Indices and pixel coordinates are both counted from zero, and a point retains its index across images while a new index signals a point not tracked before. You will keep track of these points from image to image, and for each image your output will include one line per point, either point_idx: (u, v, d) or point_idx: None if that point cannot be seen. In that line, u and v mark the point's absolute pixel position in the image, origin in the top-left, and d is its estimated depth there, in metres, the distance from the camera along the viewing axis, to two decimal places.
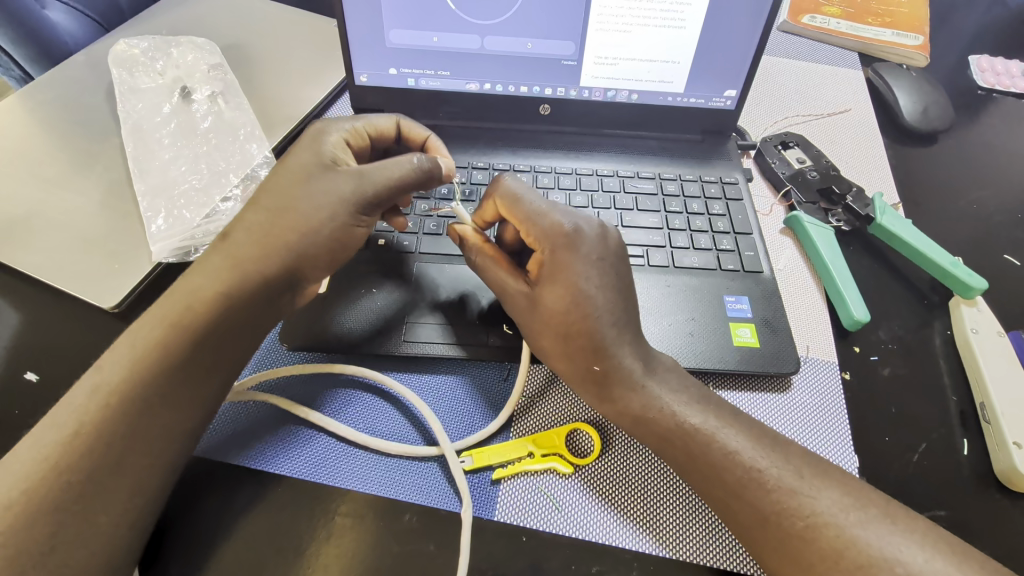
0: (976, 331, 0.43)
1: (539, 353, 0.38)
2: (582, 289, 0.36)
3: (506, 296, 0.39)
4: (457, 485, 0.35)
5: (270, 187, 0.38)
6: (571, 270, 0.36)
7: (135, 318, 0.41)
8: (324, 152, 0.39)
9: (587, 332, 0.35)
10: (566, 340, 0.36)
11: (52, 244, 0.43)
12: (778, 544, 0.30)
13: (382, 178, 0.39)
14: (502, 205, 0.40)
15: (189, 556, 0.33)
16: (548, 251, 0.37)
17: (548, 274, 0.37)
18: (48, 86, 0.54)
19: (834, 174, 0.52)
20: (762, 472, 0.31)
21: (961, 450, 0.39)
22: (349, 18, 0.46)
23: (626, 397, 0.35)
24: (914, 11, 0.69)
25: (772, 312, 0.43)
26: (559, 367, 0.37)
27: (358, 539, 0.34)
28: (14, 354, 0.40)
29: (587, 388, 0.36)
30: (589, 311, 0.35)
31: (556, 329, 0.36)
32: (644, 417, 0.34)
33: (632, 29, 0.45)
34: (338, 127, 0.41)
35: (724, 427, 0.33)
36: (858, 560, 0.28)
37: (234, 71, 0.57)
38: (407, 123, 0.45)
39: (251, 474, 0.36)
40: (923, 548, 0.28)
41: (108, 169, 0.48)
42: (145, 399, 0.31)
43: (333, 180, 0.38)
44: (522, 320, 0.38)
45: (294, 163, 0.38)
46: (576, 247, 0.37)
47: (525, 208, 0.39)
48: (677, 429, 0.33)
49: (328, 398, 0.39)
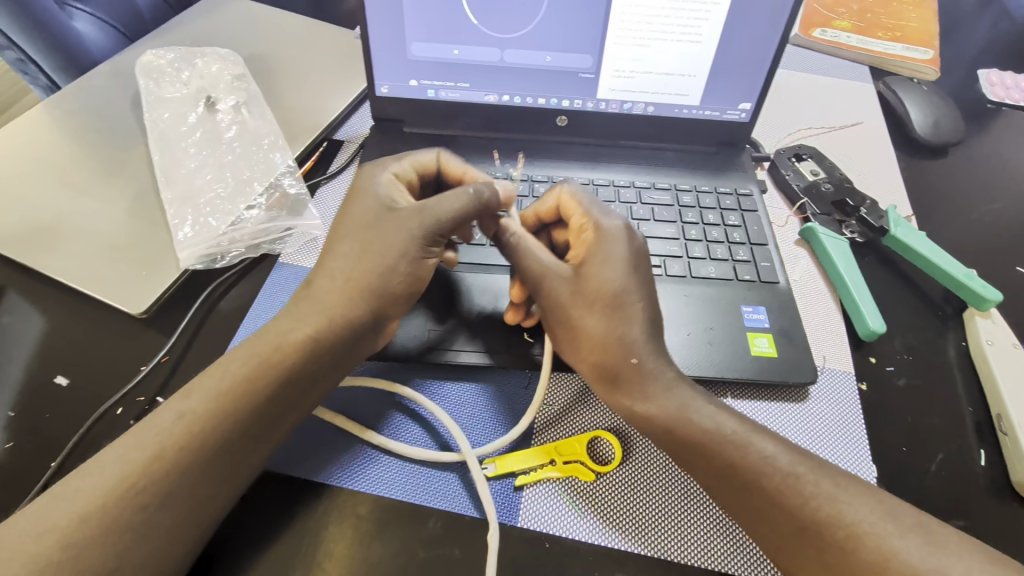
0: (991, 342, 0.44)
1: (569, 344, 0.38)
2: (629, 275, 0.38)
3: (545, 282, 0.39)
4: (484, 507, 0.35)
5: (341, 227, 0.40)
6: (620, 257, 0.38)
7: (164, 325, 0.42)
8: (383, 192, 0.41)
9: (629, 315, 0.37)
10: (609, 323, 0.37)
11: (81, 251, 0.44)
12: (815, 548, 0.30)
13: (443, 210, 0.39)
14: (566, 201, 0.43)
15: (222, 558, 0.34)
16: (595, 241, 0.39)
17: (595, 261, 0.38)
18: (73, 94, 0.55)
19: (848, 186, 0.53)
20: (797, 485, 0.32)
21: (978, 461, 0.40)
22: (372, 29, 0.47)
23: (661, 396, 0.35)
24: (923, 25, 0.70)
25: (789, 322, 0.43)
26: (590, 359, 0.37)
27: (385, 545, 0.34)
28: (45, 359, 0.41)
29: (620, 381, 0.36)
30: (634, 295, 0.37)
31: (600, 311, 0.37)
32: (675, 422, 0.34)
33: (649, 43, 0.46)
34: (389, 169, 0.43)
35: (757, 438, 0.33)
36: (903, 564, 0.29)
37: (256, 81, 0.58)
38: (448, 156, 0.45)
39: (281, 478, 0.37)
40: (958, 552, 0.29)
41: (135, 178, 0.49)
42: (188, 402, 0.32)
43: (395, 214, 0.39)
44: (560, 305, 0.38)
45: (356, 205, 0.40)
46: (625, 244, 0.39)
47: (583, 207, 0.42)
48: (709, 442, 0.33)
49: (355, 406, 0.40)
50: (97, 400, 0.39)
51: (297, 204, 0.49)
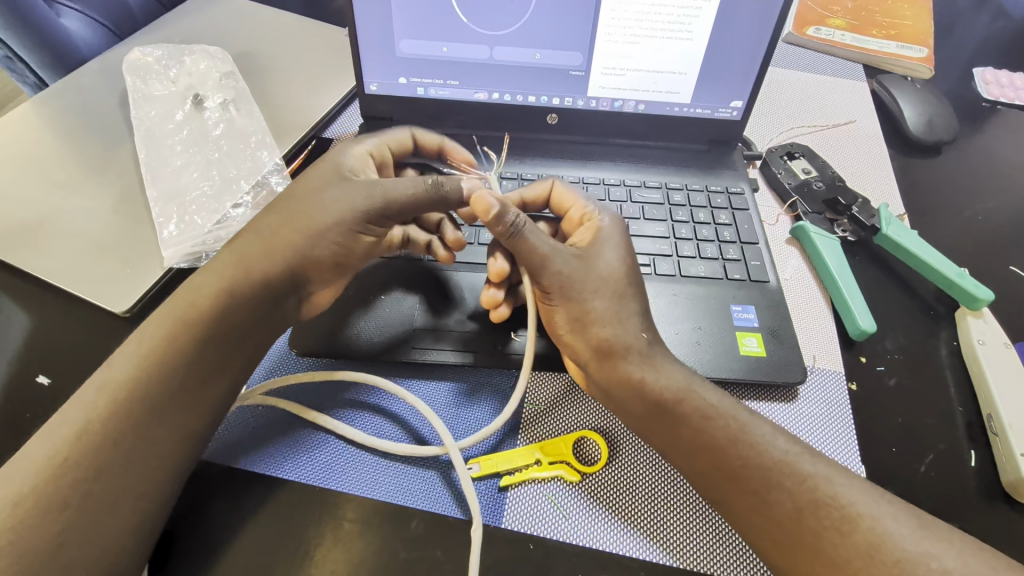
0: (982, 341, 0.43)
1: (572, 321, 0.37)
2: (628, 261, 0.40)
3: (551, 259, 0.38)
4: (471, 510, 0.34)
5: (293, 197, 0.40)
6: (620, 244, 0.40)
7: (146, 322, 0.42)
8: (347, 163, 0.42)
9: (633, 297, 0.38)
10: (618, 303, 0.37)
11: (64, 249, 0.44)
12: (809, 543, 0.29)
13: (392, 191, 0.38)
14: (558, 196, 0.45)
15: (203, 556, 0.33)
16: (595, 229, 0.41)
17: (604, 247, 0.40)
18: (61, 93, 0.55)
19: (840, 184, 0.52)
20: (799, 462, 0.31)
21: (968, 461, 0.39)
22: (360, 27, 0.46)
23: (669, 370, 0.36)
24: (918, 24, 0.70)
25: (779, 321, 0.43)
26: (598, 334, 0.36)
27: (366, 545, 0.34)
28: (26, 357, 0.41)
29: (626, 356, 0.36)
30: (632, 279, 0.39)
31: (609, 291, 0.37)
32: (683, 395, 0.34)
33: (638, 40, 0.46)
34: (362, 145, 0.44)
35: (754, 421, 0.33)
36: (894, 555, 0.28)
37: (245, 79, 0.57)
38: (420, 133, 0.48)
39: (262, 478, 0.36)
40: (947, 546, 0.28)
41: (120, 175, 0.48)
42: (169, 397, 0.32)
43: (346, 184, 0.39)
44: (568, 281, 0.38)
45: (320, 179, 0.40)
46: (623, 234, 0.41)
47: (576, 199, 0.44)
48: (713, 418, 0.33)
49: (339, 407, 0.40)
50: None
51: None
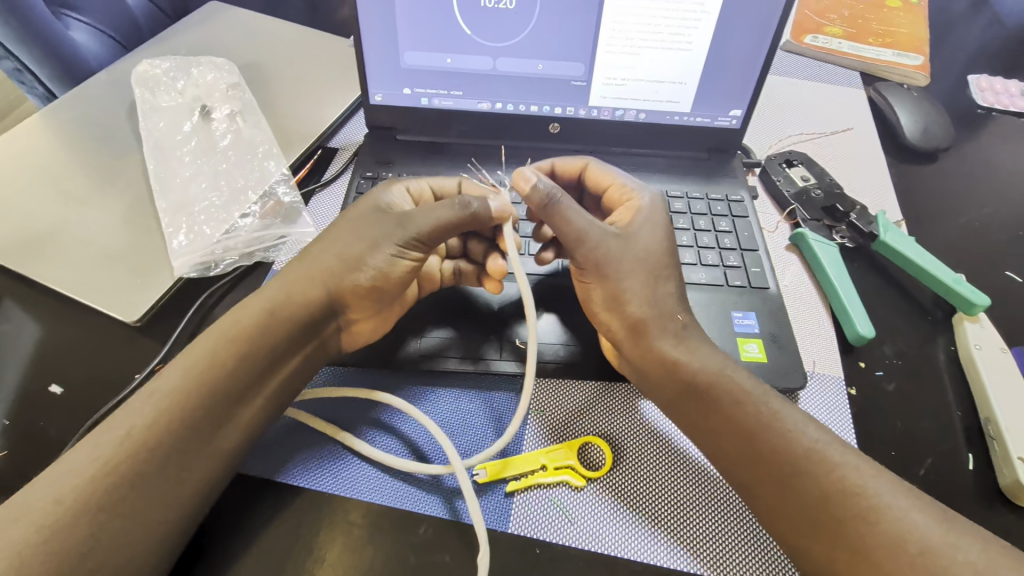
0: (979, 347, 0.44)
1: (609, 300, 0.39)
2: (667, 243, 0.41)
3: (587, 236, 0.39)
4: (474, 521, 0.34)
5: (347, 216, 0.41)
6: (659, 225, 0.41)
7: (157, 331, 0.43)
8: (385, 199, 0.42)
9: (669, 279, 0.39)
10: (654, 284, 0.39)
11: (75, 260, 0.44)
12: (826, 526, 0.30)
13: (429, 218, 0.39)
14: (593, 172, 0.45)
15: (215, 564, 0.34)
16: (635, 209, 0.42)
17: (641, 228, 0.41)
18: (70, 104, 0.56)
19: (838, 191, 0.53)
20: (800, 469, 0.32)
21: (967, 464, 0.40)
22: (367, 39, 0.47)
23: (703, 354, 0.37)
24: (914, 31, 0.71)
25: (779, 328, 0.44)
26: (634, 313, 0.38)
27: (375, 551, 0.35)
28: (38, 367, 0.41)
29: (658, 343, 0.37)
30: (670, 261, 0.40)
31: (646, 272, 0.39)
32: (716, 378, 0.35)
33: (639, 51, 0.47)
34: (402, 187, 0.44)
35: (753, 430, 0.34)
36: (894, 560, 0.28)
37: (252, 90, 0.58)
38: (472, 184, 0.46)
39: (274, 486, 0.37)
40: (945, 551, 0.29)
41: (129, 186, 0.49)
42: (184, 405, 0.32)
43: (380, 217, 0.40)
44: (605, 259, 0.39)
45: (368, 205, 0.42)
46: (660, 215, 0.42)
47: (614, 176, 0.45)
48: (731, 411, 0.34)
49: (348, 414, 0.40)
50: (94, 407, 0.39)
51: (291, 211, 0.50)
